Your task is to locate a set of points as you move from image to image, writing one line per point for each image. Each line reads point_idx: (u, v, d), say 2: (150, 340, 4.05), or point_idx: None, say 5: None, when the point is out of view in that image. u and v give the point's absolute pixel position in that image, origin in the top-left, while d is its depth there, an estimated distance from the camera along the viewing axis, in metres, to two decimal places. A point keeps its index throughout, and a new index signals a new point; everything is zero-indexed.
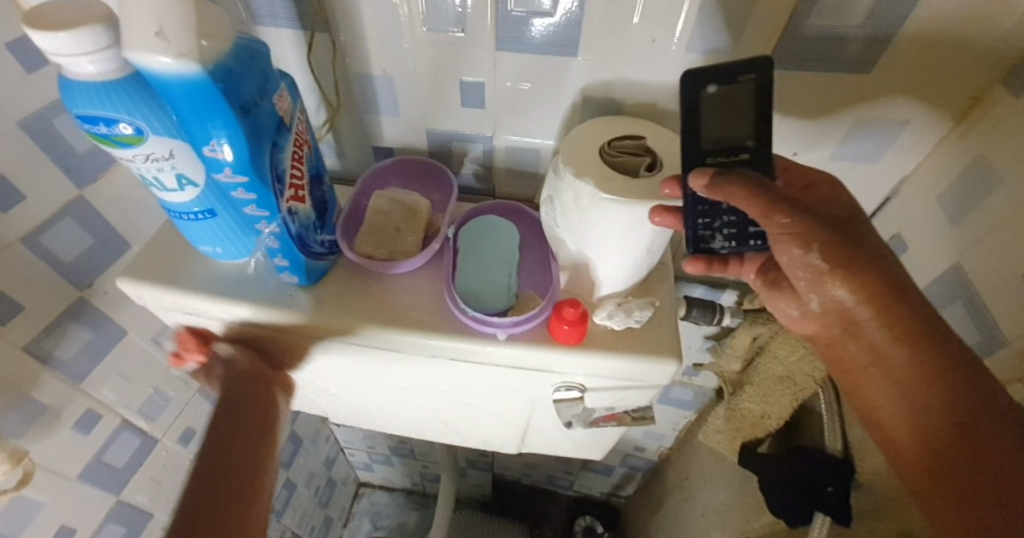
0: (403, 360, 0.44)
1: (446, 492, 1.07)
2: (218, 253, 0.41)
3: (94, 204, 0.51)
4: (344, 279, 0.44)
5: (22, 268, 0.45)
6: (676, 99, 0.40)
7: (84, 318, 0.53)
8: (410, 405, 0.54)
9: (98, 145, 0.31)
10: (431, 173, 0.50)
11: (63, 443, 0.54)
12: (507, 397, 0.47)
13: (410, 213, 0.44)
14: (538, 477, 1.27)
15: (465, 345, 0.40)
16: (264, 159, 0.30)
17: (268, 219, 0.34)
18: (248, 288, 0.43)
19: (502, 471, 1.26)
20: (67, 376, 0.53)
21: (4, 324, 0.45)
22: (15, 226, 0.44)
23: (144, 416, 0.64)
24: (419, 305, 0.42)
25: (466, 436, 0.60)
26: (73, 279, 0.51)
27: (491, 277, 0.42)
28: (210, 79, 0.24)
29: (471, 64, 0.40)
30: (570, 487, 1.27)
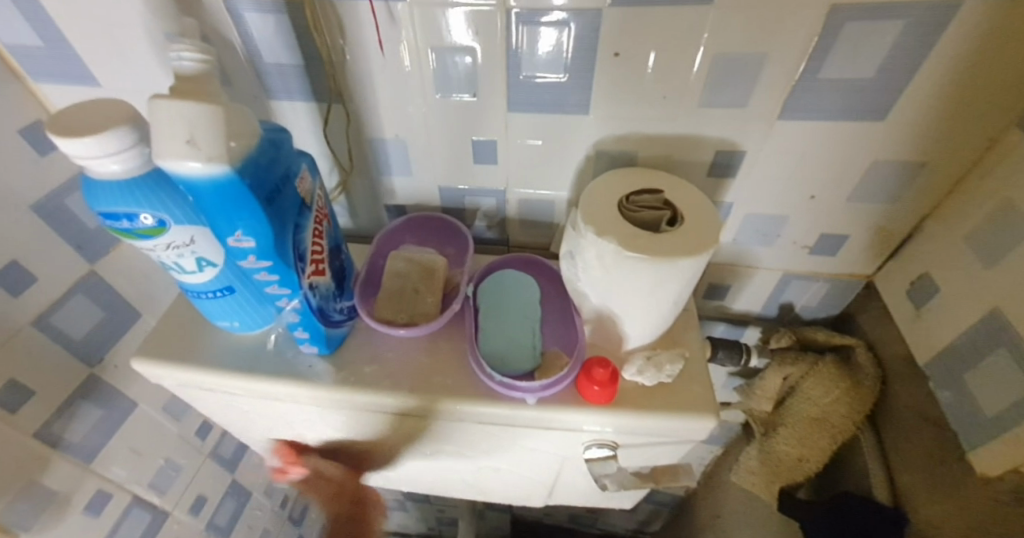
0: (426, 426, 0.42)
1: None
2: (235, 326, 0.40)
3: (105, 278, 0.51)
4: (363, 346, 0.43)
5: (33, 350, 0.45)
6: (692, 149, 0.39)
7: (96, 395, 0.52)
8: (432, 467, 0.52)
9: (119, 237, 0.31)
10: (444, 228, 0.49)
11: (73, 529, 0.52)
12: (535, 456, 0.46)
13: (426, 273, 0.44)
14: (559, 516, 1.22)
15: (491, 409, 0.38)
16: (288, 241, 0.30)
17: (289, 296, 0.34)
18: (266, 360, 0.42)
19: (522, 514, 1.23)
20: (77, 457, 0.51)
21: (14, 412, 0.44)
22: (26, 310, 0.44)
23: (155, 489, 0.63)
24: (441, 369, 0.41)
25: (489, 493, 0.57)
26: (85, 355, 0.50)
27: (514, 335, 0.41)
28: (238, 177, 0.24)
29: (481, 126, 0.40)
30: (593, 525, 1.23)
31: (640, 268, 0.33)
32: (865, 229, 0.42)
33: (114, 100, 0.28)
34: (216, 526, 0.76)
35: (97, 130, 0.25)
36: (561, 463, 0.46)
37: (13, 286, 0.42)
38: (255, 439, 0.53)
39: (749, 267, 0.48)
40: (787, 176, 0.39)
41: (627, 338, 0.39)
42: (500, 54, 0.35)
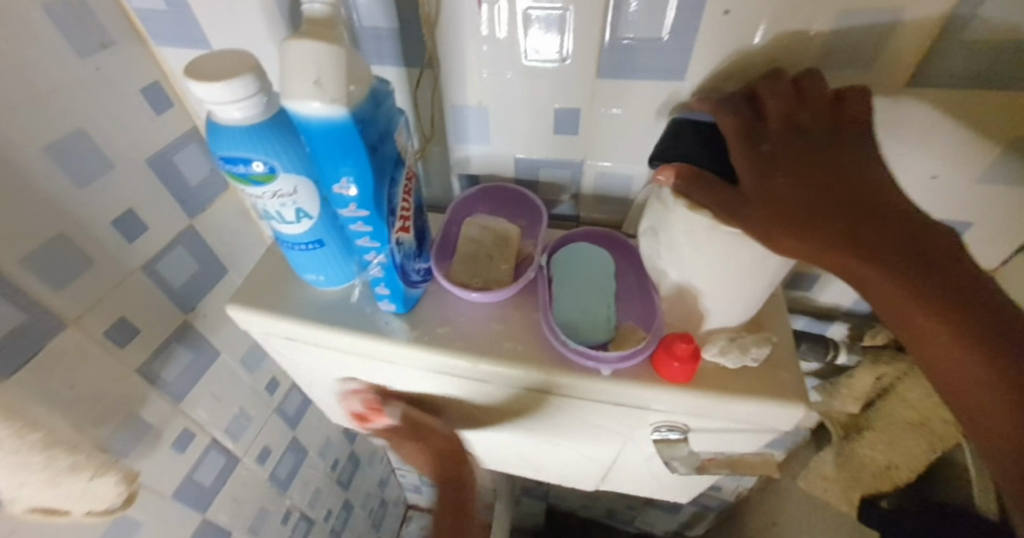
0: (493, 392, 0.43)
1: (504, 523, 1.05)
2: (321, 281, 0.42)
3: (200, 231, 0.55)
4: (436, 309, 0.44)
5: (141, 293, 0.49)
6: None
7: (188, 341, 0.57)
8: (490, 437, 0.53)
9: (232, 184, 0.33)
10: (517, 200, 0.49)
11: (163, 461, 0.57)
12: (598, 433, 0.45)
13: (500, 241, 0.44)
14: (597, 510, 1.24)
15: (561, 379, 0.38)
16: (384, 194, 0.31)
17: (378, 250, 0.35)
18: (346, 315, 0.44)
19: (558, 502, 1.25)
20: (170, 395, 0.56)
21: (124, 347, 0.48)
22: (136, 255, 0.48)
23: (229, 435, 0.68)
24: (513, 335, 0.41)
25: (543, 471, 0.58)
26: (181, 303, 0.54)
27: (589, 307, 0.40)
28: (353, 120, 0.25)
29: (567, 94, 0.39)
30: (631, 523, 1.24)
31: (737, 244, 0.31)
32: (984, 215, 0.39)
33: (201, 55, 0.29)
34: (276, 478, 0.82)
35: (245, 58, 0.28)
36: (623, 443, 0.45)
37: (129, 233, 0.47)
38: (318, 394, 0.55)
39: None
40: (900, 153, 0.36)
41: (710, 318, 0.37)
42: (596, 20, 0.34)
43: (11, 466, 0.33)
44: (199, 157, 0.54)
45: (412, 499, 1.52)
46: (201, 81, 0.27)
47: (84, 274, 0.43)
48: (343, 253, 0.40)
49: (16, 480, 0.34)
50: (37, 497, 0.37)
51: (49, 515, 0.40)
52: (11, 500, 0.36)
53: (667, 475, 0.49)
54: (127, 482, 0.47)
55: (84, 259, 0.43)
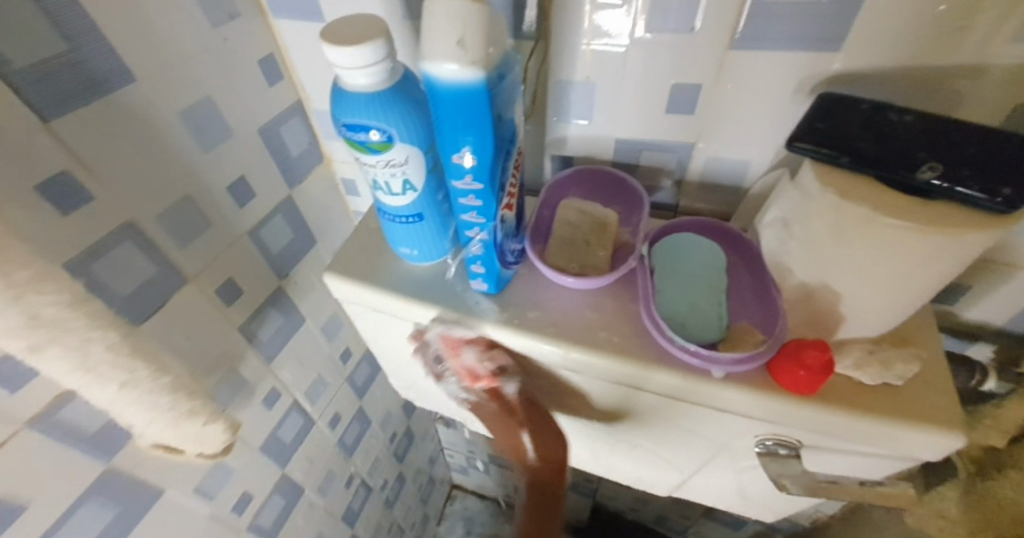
0: (578, 383, 0.42)
1: None
2: (414, 256, 0.43)
3: (296, 203, 0.59)
4: (525, 292, 0.43)
5: (246, 257, 0.53)
6: (974, 99, 0.31)
7: (280, 305, 0.61)
8: (569, 430, 0.52)
9: (347, 153, 0.34)
10: (612, 184, 0.46)
11: (255, 414, 0.62)
12: (687, 439, 0.43)
13: (598, 227, 0.43)
14: (647, 515, 1.24)
15: (654, 376, 0.36)
16: (499, 166, 0.31)
17: (481, 226, 0.35)
18: (437, 292, 0.44)
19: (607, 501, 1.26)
20: (263, 355, 0.60)
21: (230, 305, 0.53)
22: (245, 220, 0.52)
23: (309, 398, 0.72)
24: (606, 325, 0.40)
25: (614, 470, 0.56)
26: (278, 269, 0.59)
27: (697, 302, 0.37)
28: (486, 85, 0.25)
29: (687, 71, 0.36)
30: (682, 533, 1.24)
31: (887, 243, 0.27)
32: None
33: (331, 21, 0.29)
34: (344, 443, 0.87)
35: (339, 21, 0.29)
36: (713, 452, 0.43)
37: (242, 198, 0.50)
38: (396, 367, 0.57)
39: (997, 265, 0.39)
40: None
41: (842, 326, 0.33)
42: None
43: (145, 404, 0.38)
44: (301, 131, 0.57)
45: (458, 479, 1.55)
46: (341, 45, 0.27)
47: (203, 235, 0.47)
48: (440, 229, 0.40)
49: (148, 418, 0.40)
50: (160, 434, 0.43)
51: (169, 452, 0.46)
52: (142, 434, 0.42)
53: (752, 489, 0.46)
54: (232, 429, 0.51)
55: (205, 221, 0.47)
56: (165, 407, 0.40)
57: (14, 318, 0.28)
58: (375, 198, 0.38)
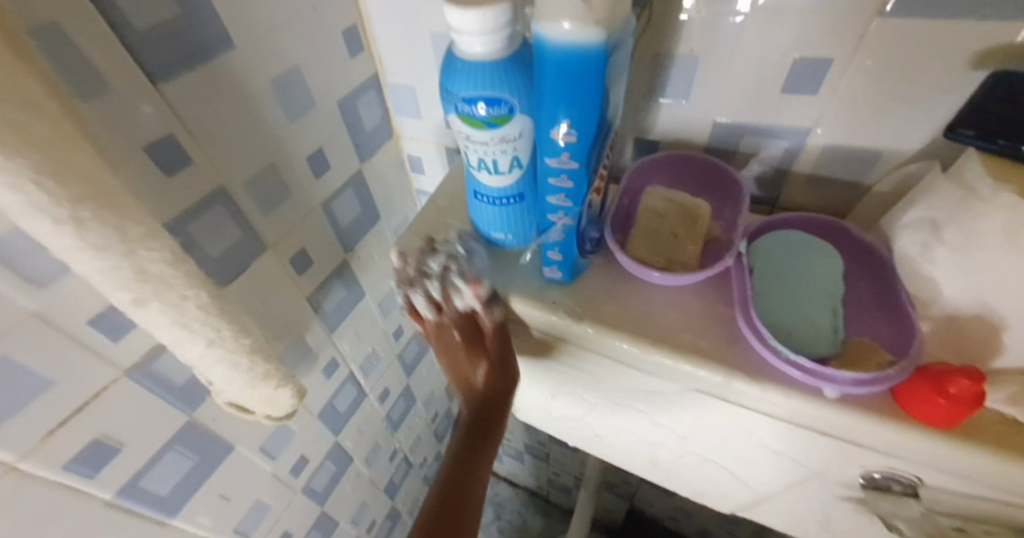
0: (654, 385, 0.39)
1: (584, 505, 1.02)
2: (507, 241, 0.42)
3: (366, 176, 0.59)
4: (603, 284, 0.40)
5: (317, 227, 0.54)
6: None
7: (343, 278, 0.62)
8: (630, 433, 0.49)
9: (456, 129, 0.32)
10: (705, 173, 0.42)
11: (315, 382, 0.64)
12: (769, 458, 0.39)
13: (688, 218, 0.39)
14: (688, 526, 1.21)
15: (755, 389, 0.32)
16: (597, 145, 0.28)
17: (566, 211, 0.32)
18: (508, 277, 0.42)
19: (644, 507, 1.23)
20: (326, 325, 0.62)
21: (301, 275, 0.54)
22: (321, 192, 0.52)
23: (362, 371, 0.74)
24: (693, 327, 0.36)
25: (672, 481, 0.53)
26: (344, 242, 0.60)
27: (805, 311, 0.33)
28: (604, 50, 0.23)
29: (819, 45, 0.32)
30: None
31: None
32: None
33: None
34: (391, 418, 0.89)
35: None
36: (799, 475, 0.39)
37: (319, 169, 0.50)
38: None
39: None
40: None
41: (999, 355, 0.28)
42: None
43: (227, 365, 0.39)
44: (376, 104, 0.56)
45: (492, 465, 1.55)
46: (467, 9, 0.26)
47: (284, 203, 0.47)
48: (531, 210, 0.39)
49: (228, 377, 0.40)
50: (236, 394, 0.44)
51: (242, 412, 0.47)
52: (221, 392, 0.43)
53: (835, 519, 0.42)
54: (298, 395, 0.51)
55: (286, 189, 0.47)
56: (244, 369, 0.41)
57: (125, 273, 0.28)
58: (473, 178, 0.37)
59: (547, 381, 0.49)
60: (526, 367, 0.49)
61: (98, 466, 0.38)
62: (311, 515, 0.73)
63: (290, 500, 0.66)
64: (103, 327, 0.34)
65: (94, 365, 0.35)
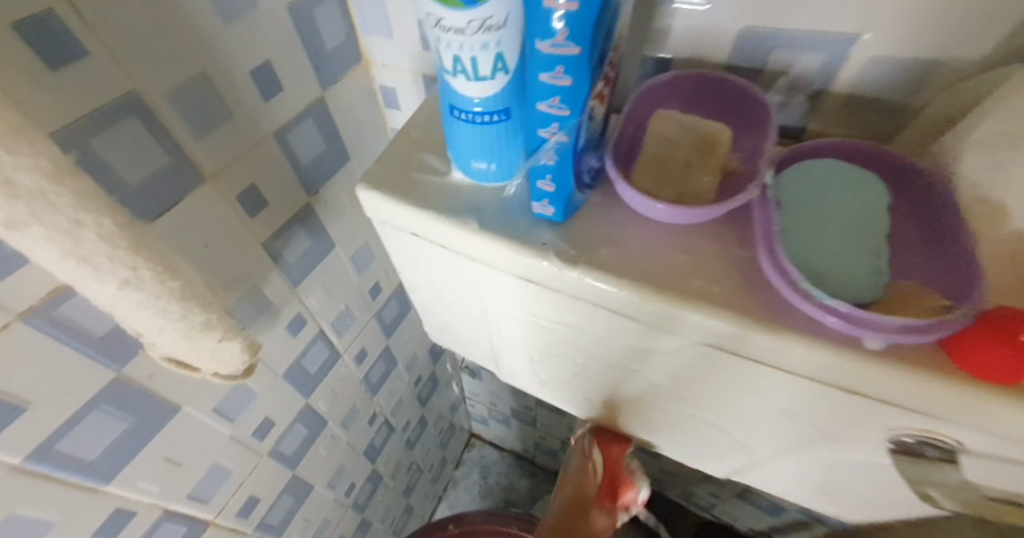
0: (654, 338, 0.35)
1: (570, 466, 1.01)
2: (492, 173, 0.36)
3: (330, 105, 0.52)
4: (598, 223, 0.35)
5: (271, 162, 0.47)
6: None
7: (307, 224, 0.56)
8: (623, 395, 0.46)
9: (425, 11, 0.26)
10: (726, 98, 0.35)
11: (278, 340, 0.58)
12: (777, 422, 0.35)
13: (705, 146, 0.33)
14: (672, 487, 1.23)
15: (776, 342, 0.27)
16: (600, 26, 0.23)
17: (561, 123, 0.27)
18: (493, 217, 0.37)
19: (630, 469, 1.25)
20: (290, 278, 0.56)
21: (253, 217, 0.47)
22: (272, 118, 0.45)
23: (334, 330, 0.69)
24: (699, 270, 0.31)
25: (666, 446, 0.50)
26: (306, 183, 0.53)
27: (841, 250, 0.28)
28: None
29: None
30: (710, 511, 1.22)
31: None
32: None
33: None
34: (369, 381, 0.85)
35: None
36: (810, 437, 0.35)
37: (268, 89, 0.43)
38: (432, 299, 0.52)
39: None
40: None
41: None
42: None
43: (152, 309, 0.34)
44: (338, 18, 0.48)
45: (477, 429, 1.54)
46: None
47: (224, 127, 0.41)
48: (518, 134, 0.33)
49: (157, 325, 0.35)
50: (173, 346, 0.38)
51: (184, 368, 0.42)
52: (154, 345, 0.37)
53: (842, 484, 0.39)
54: (251, 349, 0.45)
55: (225, 109, 0.40)
56: (175, 316, 0.35)
57: None
58: (448, 87, 0.31)
59: (534, 335, 0.45)
60: (517, 320, 0.45)
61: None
62: (281, 480, 0.69)
63: (256, 465, 0.61)
64: None
65: None
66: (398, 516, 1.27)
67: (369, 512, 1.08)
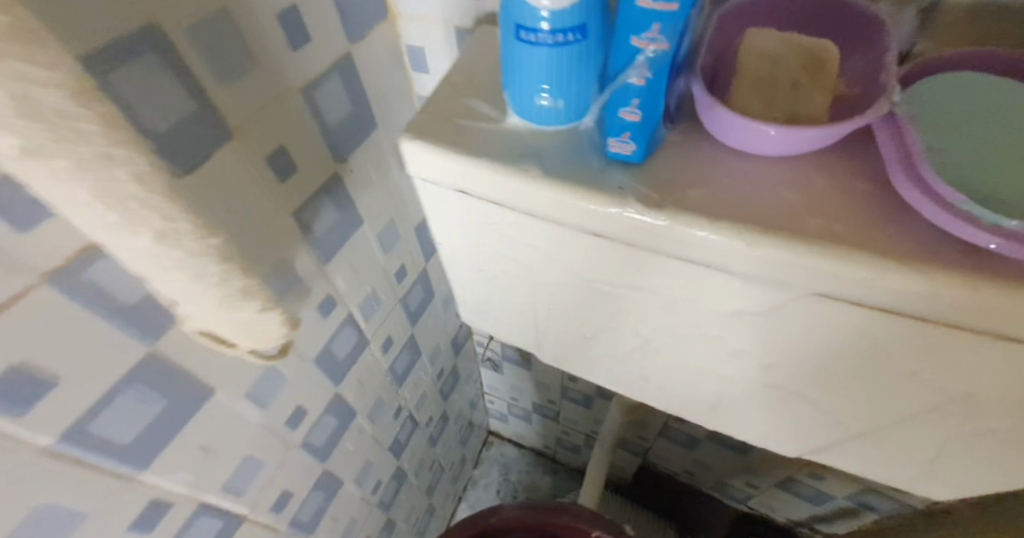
0: (748, 288, 0.31)
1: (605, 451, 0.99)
2: (556, 112, 0.33)
3: (356, 63, 0.49)
4: (680, 161, 0.31)
5: (300, 121, 0.44)
6: None
7: (336, 195, 0.52)
8: (698, 365, 0.42)
9: None
10: (824, 20, 0.32)
11: (308, 321, 0.54)
12: (884, 377, 0.32)
13: (812, 62, 0.29)
14: (704, 479, 1.20)
15: (907, 281, 0.25)
16: None
17: (665, 24, 0.25)
18: (562, 164, 0.33)
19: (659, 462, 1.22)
20: (320, 254, 0.52)
21: (282, 182, 0.44)
22: (299, 71, 0.42)
23: (363, 314, 0.65)
24: (818, 207, 0.28)
25: (738, 422, 0.46)
26: (335, 149, 0.50)
27: (992, 163, 0.27)
28: None
29: None
30: (745, 502, 1.19)
31: None
32: None
33: None
34: (395, 370, 0.81)
35: None
36: (925, 392, 0.32)
37: (295, 36, 0.40)
38: (480, 277, 0.47)
39: None
40: None
41: None
42: None
43: (187, 270, 0.30)
44: None
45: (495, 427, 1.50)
46: None
47: (251, 75, 0.37)
48: (590, 61, 0.30)
49: (192, 290, 0.31)
50: (207, 317, 0.34)
51: (218, 343, 0.38)
52: (186, 315, 0.34)
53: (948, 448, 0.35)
54: (289, 324, 0.42)
55: (251, 54, 0.37)
56: (211, 279, 0.32)
57: None
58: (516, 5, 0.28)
59: (602, 307, 0.41)
60: (579, 291, 0.41)
61: (26, 402, 0.29)
62: (312, 474, 0.65)
63: (287, 457, 0.58)
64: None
65: None
66: (421, 515, 1.23)
67: (395, 510, 1.04)
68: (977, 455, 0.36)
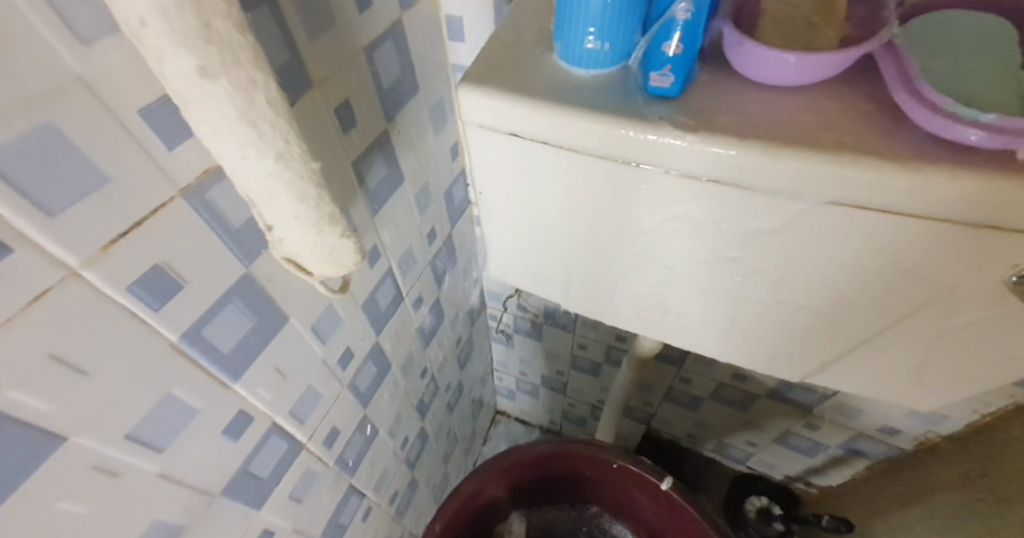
0: (770, 204, 0.37)
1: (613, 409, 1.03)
2: (603, 54, 0.38)
3: (405, 30, 0.54)
4: (711, 95, 0.37)
5: (361, 79, 0.49)
6: None
7: (385, 151, 0.57)
8: (717, 292, 0.48)
9: None
10: None
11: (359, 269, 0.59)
12: (881, 274, 0.38)
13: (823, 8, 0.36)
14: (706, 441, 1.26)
15: (900, 179, 0.31)
16: None
17: None
18: (607, 100, 0.38)
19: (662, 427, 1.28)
20: (370, 206, 0.58)
21: (347, 133, 0.49)
22: (363, 33, 0.47)
23: (400, 269, 0.70)
24: (828, 126, 0.34)
25: (749, 346, 0.52)
26: (386, 108, 0.55)
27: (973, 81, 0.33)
28: None
29: None
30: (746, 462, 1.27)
31: None
32: None
33: None
34: (423, 330, 0.86)
35: None
36: (914, 287, 0.38)
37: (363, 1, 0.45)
38: (517, 223, 0.52)
39: None
40: None
41: None
42: None
43: (295, 193, 0.34)
44: None
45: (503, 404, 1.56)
46: None
47: (329, 33, 0.42)
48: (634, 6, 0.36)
49: (295, 212, 0.36)
50: (299, 242, 0.39)
51: (300, 271, 0.43)
52: (281, 240, 0.38)
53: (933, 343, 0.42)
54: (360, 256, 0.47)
55: (330, 15, 0.41)
56: (311, 205, 0.36)
57: (189, 20, 0.22)
58: None
59: (632, 240, 0.47)
60: (613, 226, 0.46)
61: (162, 299, 0.34)
62: (356, 417, 0.70)
63: (338, 395, 0.63)
64: (157, 124, 0.29)
65: (153, 174, 0.30)
66: (439, 482, 1.28)
67: (419, 470, 1.10)
68: (957, 352, 0.43)
